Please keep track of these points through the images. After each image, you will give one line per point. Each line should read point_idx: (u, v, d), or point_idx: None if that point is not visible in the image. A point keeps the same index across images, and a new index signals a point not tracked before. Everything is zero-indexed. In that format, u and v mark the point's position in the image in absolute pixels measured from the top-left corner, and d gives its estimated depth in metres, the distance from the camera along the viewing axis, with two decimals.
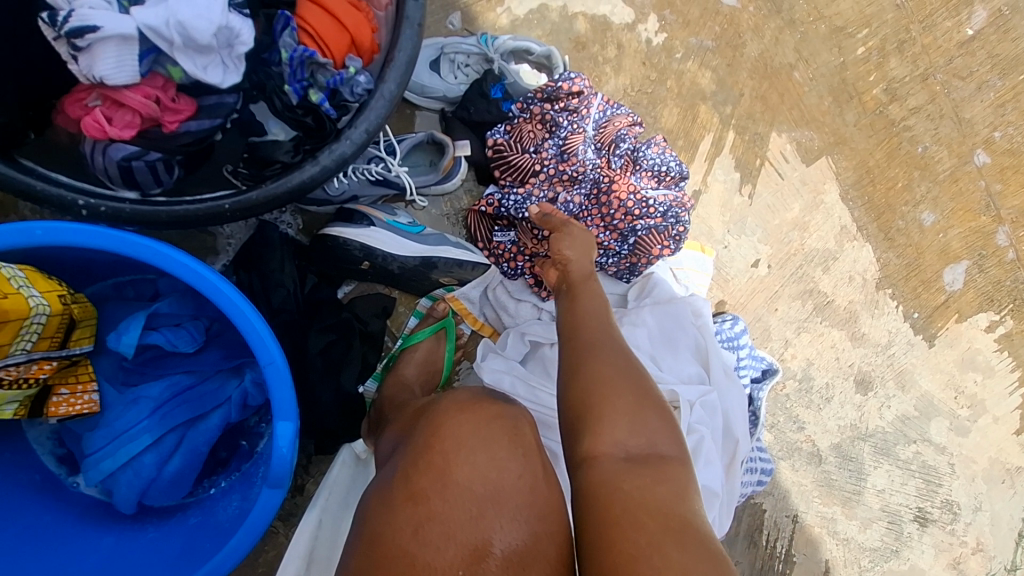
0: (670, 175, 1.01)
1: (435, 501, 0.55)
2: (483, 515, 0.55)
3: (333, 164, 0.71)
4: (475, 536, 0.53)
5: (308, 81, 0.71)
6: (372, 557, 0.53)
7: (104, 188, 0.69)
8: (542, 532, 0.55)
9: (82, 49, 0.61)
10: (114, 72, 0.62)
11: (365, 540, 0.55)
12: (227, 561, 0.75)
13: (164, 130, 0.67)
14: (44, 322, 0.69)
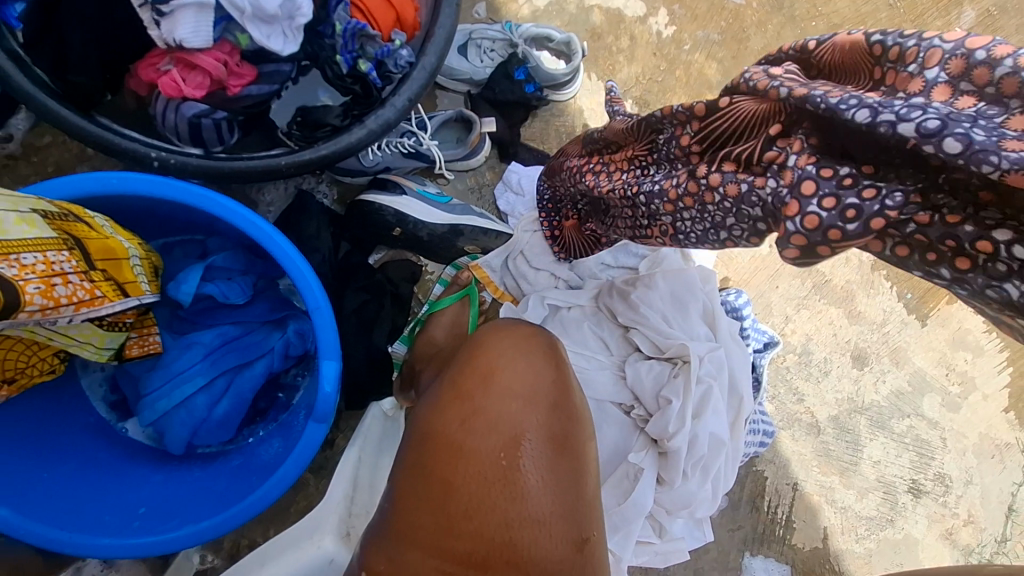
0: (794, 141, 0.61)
1: (480, 399, 0.61)
2: (520, 414, 0.60)
3: (379, 129, 0.78)
4: (514, 430, 0.60)
5: (357, 53, 0.78)
6: (425, 449, 0.59)
7: (175, 143, 0.77)
8: (570, 432, 0.62)
9: (165, 15, 0.69)
10: (191, 35, 0.69)
11: (417, 437, 0.61)
12: (275, 487, 0.80)
13: (228, 93, 0.75)
14: (140, 262, 0.81)
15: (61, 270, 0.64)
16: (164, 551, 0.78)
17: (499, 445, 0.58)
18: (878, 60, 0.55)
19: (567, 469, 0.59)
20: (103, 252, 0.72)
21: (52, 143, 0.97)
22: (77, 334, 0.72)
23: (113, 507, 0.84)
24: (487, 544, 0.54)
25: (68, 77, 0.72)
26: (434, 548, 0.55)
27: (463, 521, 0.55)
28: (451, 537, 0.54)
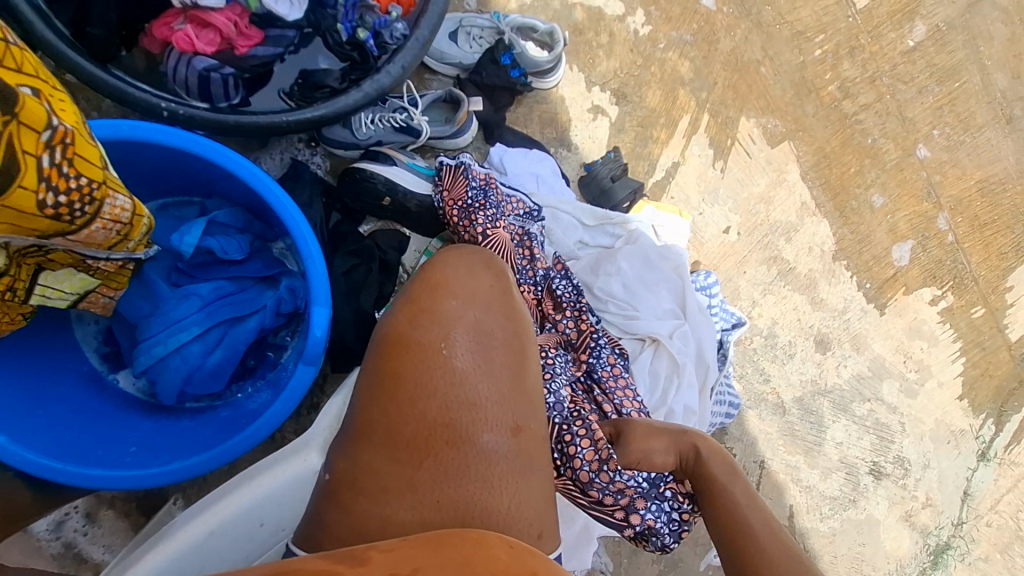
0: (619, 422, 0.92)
1: (426, 299, 0.66)
2: (461, 314, 0.66)
3: (374, 93, 0.85)
4: (452, 326, 0.65)
5: (357, 22, 0.85)
6: (379, 353, 0.64)
7: (180, 97, 0.82)
8: (516, 329, 0.67)
9: None
10: None
11: (373, 342, 0.66)
12: (263, 427, 0.84)
13: (236, 53, 0.81)
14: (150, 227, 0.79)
15: (111, 212, 0.67)
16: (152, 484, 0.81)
17: (440, 337, 0.64)
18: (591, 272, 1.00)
19: (504, 362, 0.65)
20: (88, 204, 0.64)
21: None
22: (54, 284, 0.73)
23: (106, 444, 0.88)
24: (429, 426, 0.61)
25: (87, 30, 0.79)
26: (386, 435, 0.61)
27: (410, 409, 0.61)
28: (401, 425, 0.61)
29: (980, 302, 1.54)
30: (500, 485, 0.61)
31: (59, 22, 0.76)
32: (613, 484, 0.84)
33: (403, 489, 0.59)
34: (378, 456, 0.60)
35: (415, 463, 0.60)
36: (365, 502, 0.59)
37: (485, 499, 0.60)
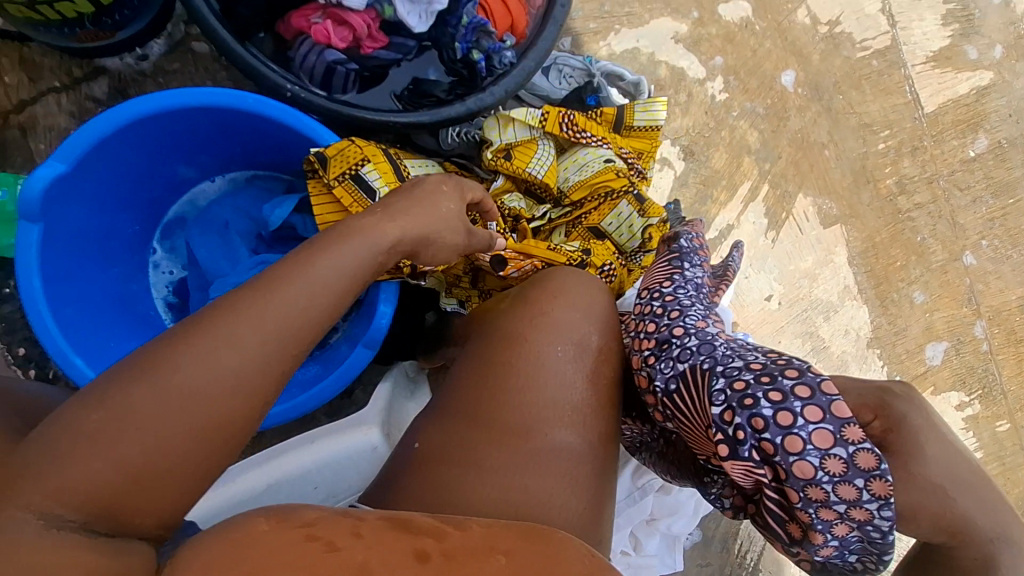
0: None
1: (547, 303, 0.70)
2: (575, 324, 0.70)
3: (476, 109, 0.91)
4: (573, 332, 0.69)
5: (473, 43, 0.92)
6: (494, 344, 0.69)
7: (302, 77, 0.89)
8: (607, 349, 0.71)
9: None
10: None
11: (489, 334, 0.71)
12: (312, 397, 0.87)
13: (362, 51, 0.88)
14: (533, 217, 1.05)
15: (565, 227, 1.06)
16: None
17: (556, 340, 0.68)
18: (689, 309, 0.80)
19: (601, 379, 0.69)
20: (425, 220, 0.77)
21: (179, 70, 1.10)
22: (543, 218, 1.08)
23: None
24: (527, 417, 0.65)
25: (236, 9, 0.86)
26: (485, 416, 0.66)
27: (510, 398, 0.66)
28: (502, 411, 0.66)
29: (1006, 416, 1.54)
30: (573, 490, 0.64)
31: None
32: (824, 505, 0.64)
33: (490, 468, 0.63)
34: (472, 435, 0.65)
35: (506, 448, 0.64)
36: (452, 474, 0.63)
37: (557, 500, 0.63)
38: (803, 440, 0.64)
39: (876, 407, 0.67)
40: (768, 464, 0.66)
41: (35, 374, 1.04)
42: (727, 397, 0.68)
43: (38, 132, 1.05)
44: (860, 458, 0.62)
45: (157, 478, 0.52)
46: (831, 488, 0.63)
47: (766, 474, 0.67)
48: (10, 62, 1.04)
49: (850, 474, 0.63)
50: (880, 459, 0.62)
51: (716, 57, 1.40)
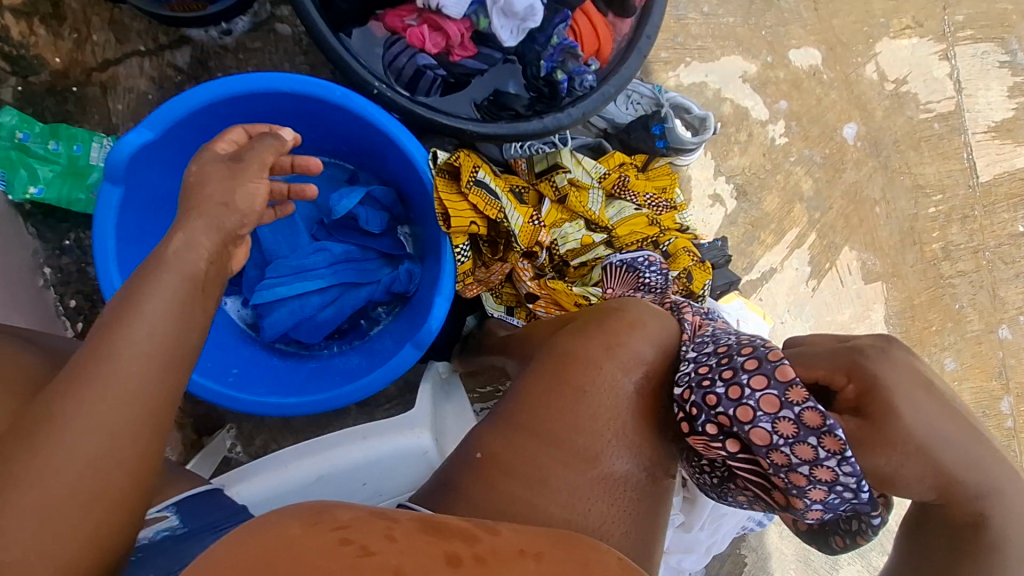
0: None
1: (624, 335, 0.72)
2: (645, 359, 0.71)
3: (551, 128, 0.92)
4: (642, 366, 0.71)
5: (558, 63, 0.92)
6: (564, 364, 0.71)
7: (386, 78, 0.89)
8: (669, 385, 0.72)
9: None
10: (452, 5, 0.84)
11: (556, 354, 0.73)
12: (356, 390, 0.88)
13: (450, 58, 0.89)
14: (569, 243, 1.14)
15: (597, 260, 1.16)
16: (244, 410, 0.87)
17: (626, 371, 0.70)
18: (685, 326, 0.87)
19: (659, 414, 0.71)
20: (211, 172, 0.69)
21: (260, 49, 1.12)
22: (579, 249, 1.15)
23: (213, 359, 0.92)
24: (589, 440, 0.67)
25: (336, 2, 0.87)
26: (549, 434, 0.68)
27: (576, 419, 0.68)
28: (567, 431, 0.68)
29: None
30: (621, 515, 0.66)
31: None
32: (789, 471, 0.64)
33: (546, 482, 0.65)
34: (534, 449, 0.67)
35: (566, 466, 0.66)
36: (511, 484, 0.65)
37: (606, 524, 0.65)
38: (753, 409, 0.64)
39: (849, 371, 0.67)
40: (729, 435, 0.67)
41: (82, 327, 1.06)
42: (688, 380, 0.69)
43: (117, 92, 1.07)
44: (809, 413, 0.62)
45: (148, 467, 0.58)
46: (791, 455, 0.63)
47: (726, 448, 0.68)
48: (100, 20, 1.05)
49: (801, 433, 0.62)
50: (825, 415, 0.61)
51: (781, 101, 1.40)
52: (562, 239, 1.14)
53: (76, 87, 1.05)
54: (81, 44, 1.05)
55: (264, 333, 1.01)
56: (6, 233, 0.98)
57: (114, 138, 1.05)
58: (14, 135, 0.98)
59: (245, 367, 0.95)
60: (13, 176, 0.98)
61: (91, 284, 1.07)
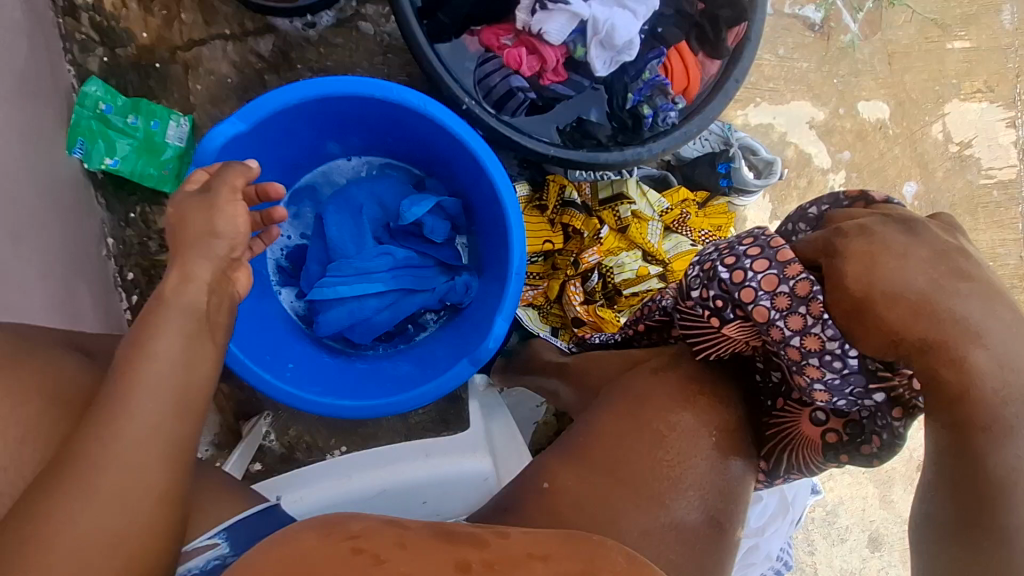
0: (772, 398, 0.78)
1: (704, 384, 0.73)
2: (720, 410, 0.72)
3: (629, 161, 0.92)
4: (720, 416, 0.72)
5: (645, 98, 0.92)
6: (640, 404, 0.72)
7: (475, 93, 0.89)
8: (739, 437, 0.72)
9: (545, 10, 0.82)
10: (555, 32, 0.83)
11: (632, 394, 0.74)
12: (408, 400, 0.88)
13: (540, 82, 0.89)
14: (624, 274, 1.13)
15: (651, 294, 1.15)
16: (299, 407, 0.87)
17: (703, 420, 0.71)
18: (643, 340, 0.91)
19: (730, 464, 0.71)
20: (191, 206, 0.68)
21: (342, 45, 1.12)
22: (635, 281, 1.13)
23: (271, 351, 0.93)
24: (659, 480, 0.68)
25: (436, 14, 0.87)
26: (620, 471, 0.68)
27: (648, 460, 0.69)
28: (639, 469, 0.68)
29: None
30: (685, 559, 0.66)
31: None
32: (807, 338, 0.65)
33: (613, 517, 0.65)
34: (601, 485, 0.68)
35: (635, 505, 0.66)
36: (578, 518, 0.66)
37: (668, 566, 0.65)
38: (755, 288, 0.66)
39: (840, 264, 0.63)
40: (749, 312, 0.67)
41: (137, 301, 1.07)
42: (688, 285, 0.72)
43: (198, 72, 1.07)
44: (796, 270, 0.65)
45: None
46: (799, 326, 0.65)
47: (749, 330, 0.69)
48: (190, 0, 1.06)
49: (794, 303, 0.65)
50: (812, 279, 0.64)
51: (844, 151, 1.39)
52: (617, 268, 1.13)
53: (159, 64, 1.06)
54: (169, 22, 1.06)
55: (317, 329, 1.01)
56: (78, 201, 0.99)
57: (190, 118, 1.05)
58: (97, 106, 0.99)
59: (298, 362, 0.95)
60: (91, 146, 0.99)
61: (150, 259, 1.07)
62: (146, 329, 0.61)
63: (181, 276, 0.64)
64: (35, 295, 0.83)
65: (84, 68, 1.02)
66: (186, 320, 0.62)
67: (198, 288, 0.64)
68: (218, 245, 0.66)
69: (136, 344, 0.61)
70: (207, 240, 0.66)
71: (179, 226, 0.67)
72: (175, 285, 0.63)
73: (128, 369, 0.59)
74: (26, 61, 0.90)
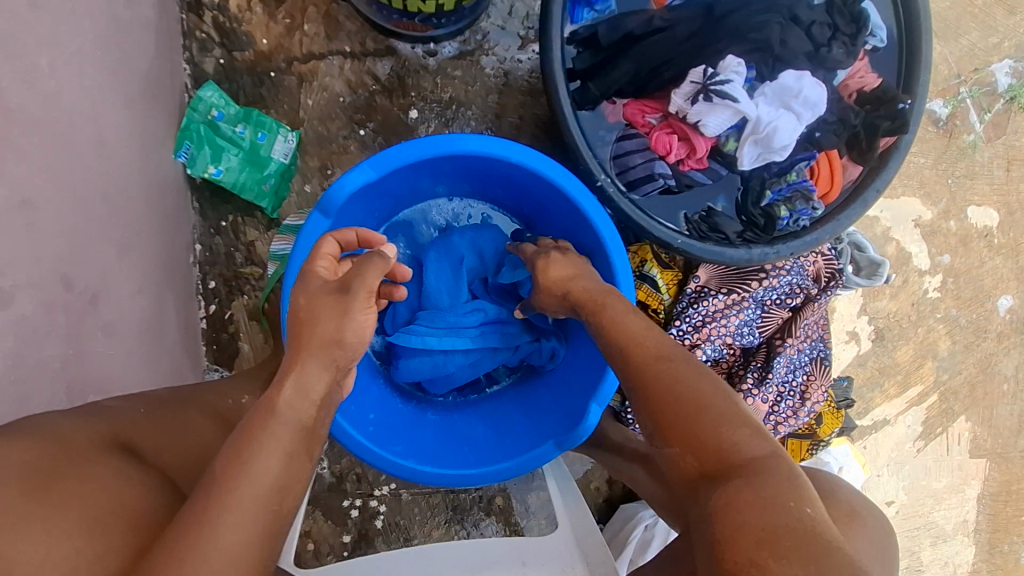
0: (784, 393, 1.08)
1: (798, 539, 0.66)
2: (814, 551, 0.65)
3: (754, 261, 0.86)
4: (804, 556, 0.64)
5: (784, 198, 0.87)
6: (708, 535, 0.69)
7: (610, 168, 0.85)
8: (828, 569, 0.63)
9: (709, 102, 0.76)
10: (715, 126, 0.78)
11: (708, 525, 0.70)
12: (489, 475, 0.85)
13: (680, 167, 0.83)
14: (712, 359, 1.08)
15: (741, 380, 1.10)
16: (380, 468, 0.83)
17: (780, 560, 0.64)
18: None
19: None
20: (324, 304, 0.56)
21: (459, 77, 1.07)
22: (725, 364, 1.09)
23: (357, 401, 0.89)
24: None
25: (588, 84, 0.82)
26: None
27: None
28: None
29: None
30: None
31: (573, 54, 0.83)
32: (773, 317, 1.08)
33: None
34: None
35: None
36: None
37: None
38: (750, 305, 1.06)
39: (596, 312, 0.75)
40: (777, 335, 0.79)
41: (215, 310, 1.05)
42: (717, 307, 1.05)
43: (312, 86, 1.03)
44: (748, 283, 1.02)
45: None
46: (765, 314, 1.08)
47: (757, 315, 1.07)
48: (316, 12, 1.02)
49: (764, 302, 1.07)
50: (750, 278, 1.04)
51: (945, 255, 1.33)
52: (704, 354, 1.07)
53: (274, 72, 1.02)
54: (291, 31, 1.02)
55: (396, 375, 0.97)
56: (177, 207, 0.97)
57: (298, 133, 1.02)
58: (208, 112, 0.97)
59: (378, 411, 0.91)
60: (197, 152, 0.97)
61: (234, 271, 1.04)
62: (250, 446, 0.50)
63: (295, 389, 0.52)
64: (132, 311, 0.81)
65: (200, 68, 1.00)
66: (292, 437, 0.52)
67: (310, 405, 0.53)
68: (340, 355, 0.55)
69: (231, 462, 0.49)
70: (333, 350, 0.55)
71: (307, 325, 0.55)
72: (288, 399, 0.52)
73: (222, 488, 0.48)
74: (152, 62, 0.87)
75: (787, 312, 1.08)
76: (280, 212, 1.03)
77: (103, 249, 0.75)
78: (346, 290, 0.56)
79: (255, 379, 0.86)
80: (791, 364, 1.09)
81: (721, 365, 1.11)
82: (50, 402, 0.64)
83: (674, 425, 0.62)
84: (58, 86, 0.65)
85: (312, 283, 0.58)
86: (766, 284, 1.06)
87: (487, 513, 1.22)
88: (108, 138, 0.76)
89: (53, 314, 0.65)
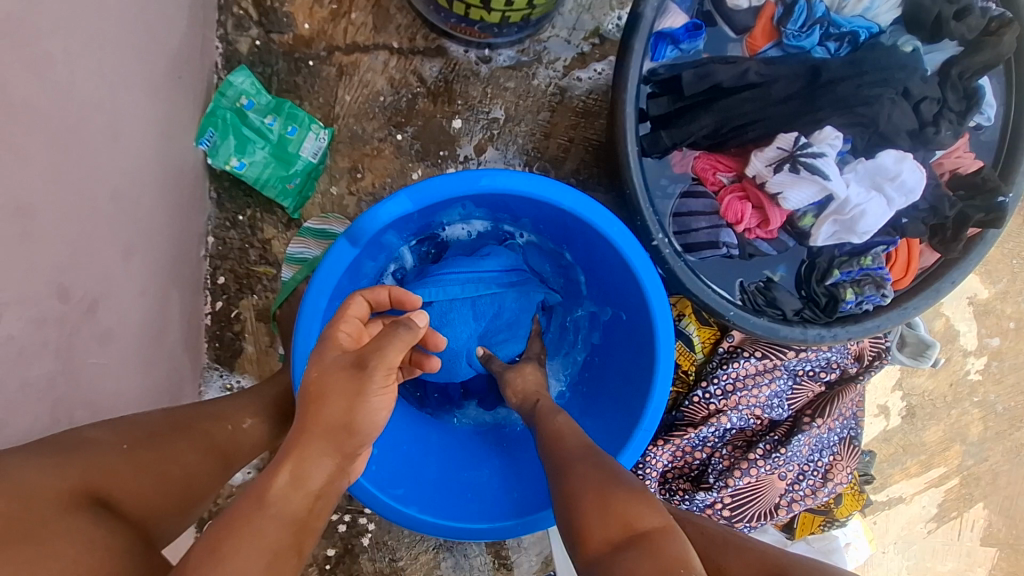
0: (809, 472, 0.99)
1: None
2: None
3: (808, 342, 0.78)
4: None
5: (852, 281, 0.79)
6: None
7: (669, 225, 0.78)
8: None
9: (795, 174, 0.70)
10: (797, 200, 0.71)
11: None
12: (491, 531, 0.77)
13: (746, 235, 0.76)
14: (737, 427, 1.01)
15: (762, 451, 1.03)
16: (378, 511, 0.76)
17: None
18: (688, 470, 1.02)
19: None
20: (335, 382, 0.52)
21: (511, 90, 0.98)
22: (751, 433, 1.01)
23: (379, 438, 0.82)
24: None
25: (661, 132, 0.74)
26: None
27: None
28: None
29: None
30: None
31: (649, 94, 0.76)
32: (809, 390, 1.00)
33: None
34: None
35: None
36: None
37: None
38: (785, 374, 0.99)
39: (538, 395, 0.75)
40: None
41: (221, 307, 0.97)
42: (751, 373, 0.97)
43: (352, 80, 0.95)
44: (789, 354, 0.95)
45: None
46: (799, 385, 1.00)
47: (791, 387, 1.00)
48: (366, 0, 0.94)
49: (799, 373, 1.00)
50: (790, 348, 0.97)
51: (994, 338, 1.25)
52: (730, 422, 0.99)
53: (312, 61, 0.94)
54: (336, 18, 0.94)
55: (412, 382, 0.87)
56: (193, 196, 0.89)
57: (331, 131, 0.94)
58: (238, 99, 0.90)
59: (388, 437, 0.83)
60: (221, 140, 0.89)
61: (247, 268, 0.97)
62: (233, 536, 0.49)
63: (294, 477, 0.52)
64: (135, 315, 0.75)
65: (233, 47, 0.92)
66: (281, 532, 0.51)
67: (305, 496, 0.52)
68: (347, 443, 0.53)
69: (208, 555, 0.49)
70: (340, 436, 0.53)
71: (313, 404, 0.53)
72: (284, 489, 0.52)
73: None
74: (181, 40, 0.80)
75: (819, 385, 1.01)
76: (302, 213, 0.95)
77: (106, 250, 0.67)
78: (363, 369, 0.52)
79: (258, 399, 0.78)
80: (818, 442, 1.00)
81: (742, 435, 1.01)
82: (34, 420, 0.59)
83: (575, 494, 0.59)
84: (72, 73, 0.58)
85: (330, 354, 0.55)
86: (801, 354, 0.99)
87: (479, 544, 1.16)
88: (125, 127, 0.68)
89: (45, 328, 0.59)
